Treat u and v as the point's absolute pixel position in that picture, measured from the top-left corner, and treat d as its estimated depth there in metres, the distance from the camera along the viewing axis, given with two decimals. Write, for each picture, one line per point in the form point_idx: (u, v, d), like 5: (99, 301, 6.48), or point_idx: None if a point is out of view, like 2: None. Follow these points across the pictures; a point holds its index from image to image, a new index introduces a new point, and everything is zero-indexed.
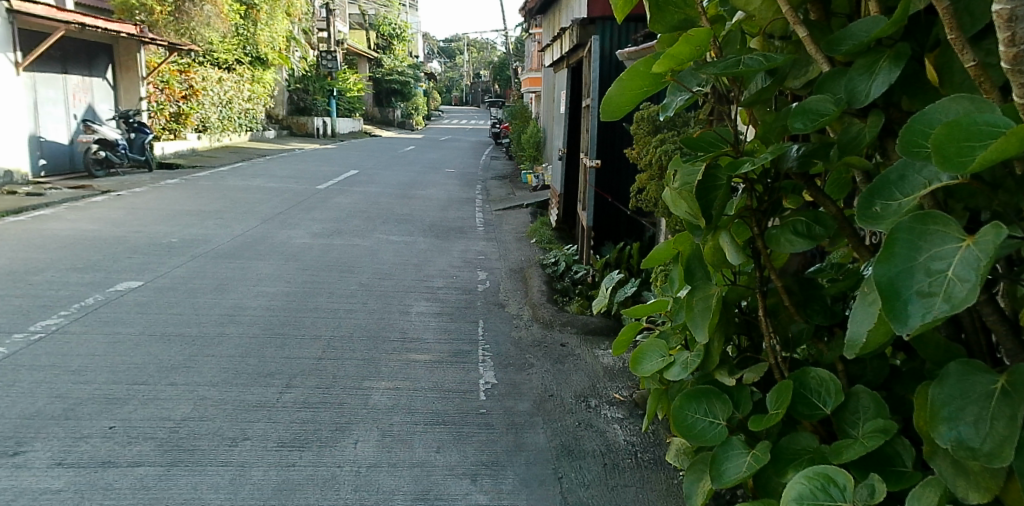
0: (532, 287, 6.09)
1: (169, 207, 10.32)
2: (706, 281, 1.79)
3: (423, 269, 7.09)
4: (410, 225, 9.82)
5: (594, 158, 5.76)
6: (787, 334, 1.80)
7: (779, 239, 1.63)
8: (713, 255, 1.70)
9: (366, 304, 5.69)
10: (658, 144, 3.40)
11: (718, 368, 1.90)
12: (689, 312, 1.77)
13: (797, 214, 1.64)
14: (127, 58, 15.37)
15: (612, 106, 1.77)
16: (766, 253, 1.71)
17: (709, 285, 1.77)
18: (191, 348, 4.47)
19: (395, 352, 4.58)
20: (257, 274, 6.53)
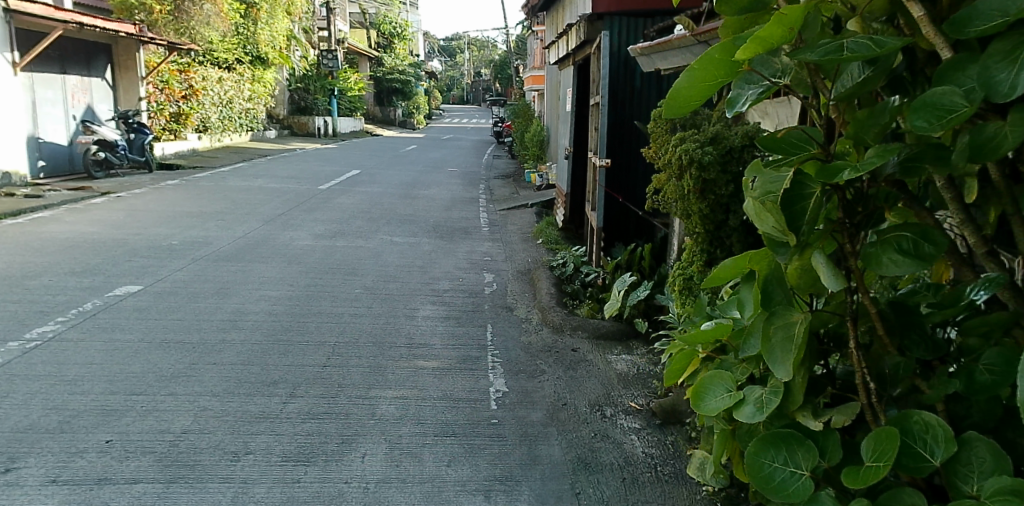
0: (541, 290, 5.95)
1: (169, 209, 10.19)
2: (786, 307, 1.55)
3: (428, 271, 6.95)
4: (414, 226, 9.68)
5: (603, 157, 5.60)
6: (881, 370, 1.52)
7: (878, 258, 1.36)
8: (798, 276, 1.57)
9: (370, 308, 5.55)
10: (677, 143, 3.25)
11: (800, 410, 1.62)
12: (766, 343, 1.53)
13: (899, 229, 1.37)
14: (126, 58, 15.24)
15: (675, 100, 1.51)
16: (858, 274, 1.46)
17: (790, 311, 1.53)
18: (191, 355, 4.34)
19: (401, 359, 4.44)
20: (259, 277, 6.40)
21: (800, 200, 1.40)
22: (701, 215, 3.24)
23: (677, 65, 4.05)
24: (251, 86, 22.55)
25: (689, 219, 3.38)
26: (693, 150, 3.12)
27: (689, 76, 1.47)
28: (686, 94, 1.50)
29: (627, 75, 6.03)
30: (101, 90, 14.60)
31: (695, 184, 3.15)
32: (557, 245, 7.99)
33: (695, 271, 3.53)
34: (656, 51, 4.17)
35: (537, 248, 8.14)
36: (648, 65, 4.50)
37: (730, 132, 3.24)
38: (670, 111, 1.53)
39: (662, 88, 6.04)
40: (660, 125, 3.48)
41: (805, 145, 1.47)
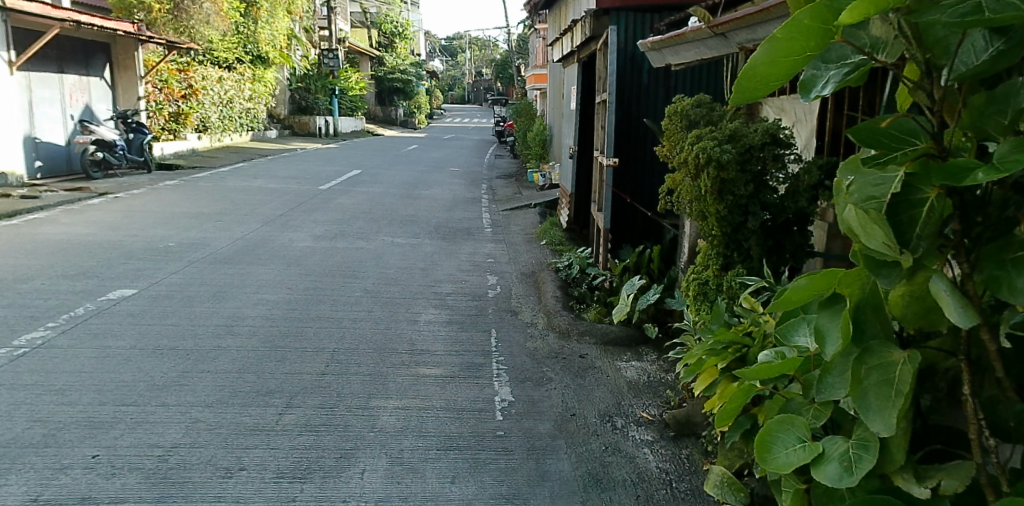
0: (546, 294, 5.78)
1: (167, 210, 10.04)
2: (881, 343, 1.39)
3: (430, 274, 6.79)
4: (416, 227, 9.52)
5: (611, 156, 5.41)
6: (999, 416, 1.34)
7: (1004, 287, 1.20)
8: (902, 305, 1.35)
9: (371, 313, 5.39)
10: (692, 141, 3.07)
11: (900, 474, 1.45)
12: (856, 389, 1.37)
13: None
14: (125, 57, 15.08)
15: (748, 77, 1.31)
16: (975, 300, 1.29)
17: (888, 349, 1.37)
18: (185, 363, 4.17)
19: (403, 366, 4.28)
20: (257, 280, 6.24)
21: (906, 209, 1.29)
22: (719, 217, 3.06)
23: (691, 59, 3.87)
24: (251, 86, 22.40)
25: (705, 221, 3.20)
26: (710, 148, 2.93)
27: (768, 49, 1.26)
28: (759, 72, 1.30)
29: (634, 72, 5.86)
30: (99, 89, 14.45)
31: (713, 184, 2.97)
32: (562, 246, 7.83)
33: (711, 276, 3.36)
34: (669, 45, 3.99)
35: (541, 249, 7.97)
36: (658, 60, 4.32)
37: (749, 129, 3.06)
38: (740, 92, 1.32)
39: (670, 85, 5.87)
40: (675, 121, 3.30)
41: (910, 137, 1.31)
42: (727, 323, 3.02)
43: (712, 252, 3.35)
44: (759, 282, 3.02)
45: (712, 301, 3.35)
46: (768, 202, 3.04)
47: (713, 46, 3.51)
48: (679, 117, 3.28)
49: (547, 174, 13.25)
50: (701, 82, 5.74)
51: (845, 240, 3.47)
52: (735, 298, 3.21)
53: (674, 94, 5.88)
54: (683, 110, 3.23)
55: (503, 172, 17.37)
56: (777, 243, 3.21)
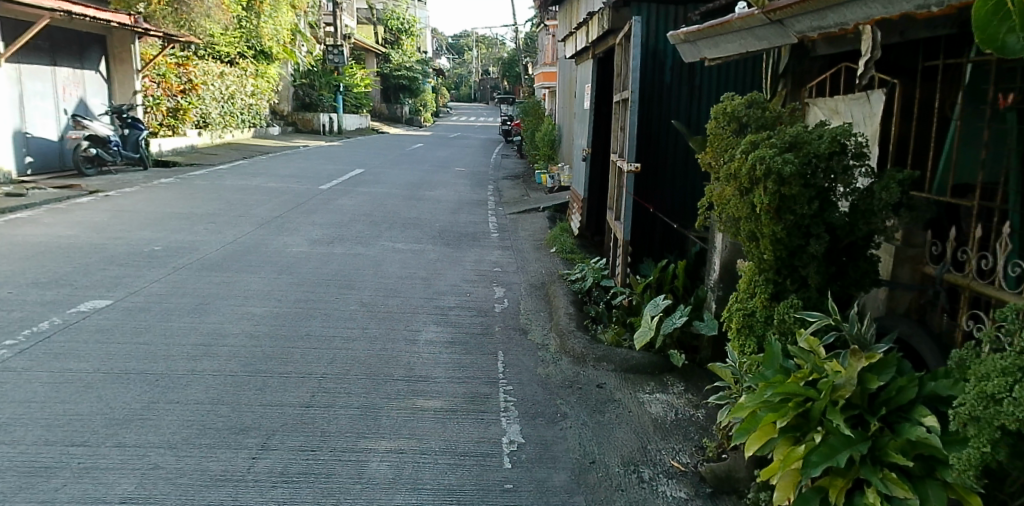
0: (558, 310, 5.30)
1: (158, 210, 9.57)
2: None
3: (432, 284, 6.29)
4: (418, 231, 9.03)
5: (633, 161, 4.90)
6: None
7: None
8: None
9: (367, 330, 4.90)
10: (746, 149, 2.58)
11: None
12: None
13: None
14: (121, 51, 14.62)
15: None
16: None
17: None
18: (152, 391, 3.70)
19: (398, 396, 3.79)
20: (245, 290, 5.77)
21: None
22: (774, 239, 2.58)
23: (734, 52, 3.35)
24: (254, 81, 21.98)
25: (755, 244, 2.72)
26: (769, 158, 2.43)
27: None
28: None
29: (655, 69, 5.39)
30: (94, 83, 14.00)
31: (772, 201, 2.46)
32: (574, 255, 7.33)
33: (758, 306, 2.89)
34: (708, 36, 3.48)
35: (551, 257, 7.46)
36: (692, 54, 3.81)
37: (812, 135, 2.56)
38: None
39: (695, 84, 5.38)
40: (722, 124, 2.81)
41: None
42: (784, 369, 2.56)
43: (760, 278, 2.87)
44: (822, 320, 2.54)
45: (761, 336, 2.88)
46: (834, 222, 2.55)
47: (763, 36, 3.00)
48: (727, 119, 2.79)
49: (555, 175, 12.74)
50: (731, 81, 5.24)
51: (912, 265, 3.01)
52: (790, 335, 2.74)
53: (699, 93, 5.38)
54: (735, 111, 2.76)
55: (510, 172, 16.88)
56: (836, 270, 2.76)
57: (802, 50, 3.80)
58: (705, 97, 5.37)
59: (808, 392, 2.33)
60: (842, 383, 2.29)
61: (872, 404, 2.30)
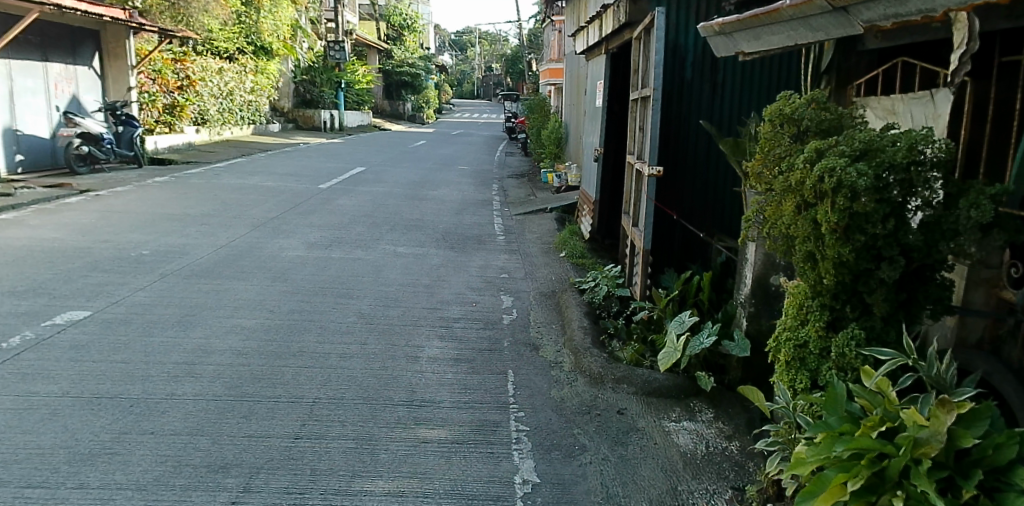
0: (571, 322, 4.94)
1: (150, 210, 9.21)
2: None
3: (436, 293, 5.91)
4: (421, 233, 8.66)
5: (655, 165, 4.52)
6: None
7: None
8: None
9: (366, 347, 4.52)
10: (807, 157, 2.25)
11: None
12: None
13: None
14: (116, 46, 14.26)
15: None
16: None
17: None
18: (124, 419, 3.33)
19: (399, 426, 3.41)
20: (235, 300, 5.40)
21: None
22: (838, 262, 2.22)
23: (780, 45, 2.99)
24: (254, 77, 21.62)
25: (813, 265, 2.38)
26: (840, 168, 2.09)
27: None
28: None
29: (675, 65, 5.11)
30: (88, 79, 13.63)
31: (841, 219, 2.11)
32: (585, 260, 6.96)
33: (812, 334, 2.54)
34: (750, 27, 3.10)
35: (560, 263, 7.09)
36: (727, 47, 3.43)
37: (884, 140, 2.21)
38: None
39: (717, 80, 4.98)
40: (778, 127, 2.53)
41: None
42: (850, 416, 2.20)
43: (812, 303, 2.54)
44: (896, 359, 2.18)
45: (814, 370, 2.54)
46: (911, 243, 2.18)
47: (820, 26, 2.64)
48: (784, 120, 2.49)
49: (562, 174, 12.34)
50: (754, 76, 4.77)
51: (989, 288, 2.60)
52: (850, 372, 2.42)
53: (721, 90, 4.95)
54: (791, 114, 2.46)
55: (515, 171, 16.50)
56: (906, 298, 2.38)
57: (850, 44, 3.43)
58: (728, 91, 4.91)
59: (885, 448, 1.97)
60: (925, 438, 1.93)
61: (960, 464, 1.94)
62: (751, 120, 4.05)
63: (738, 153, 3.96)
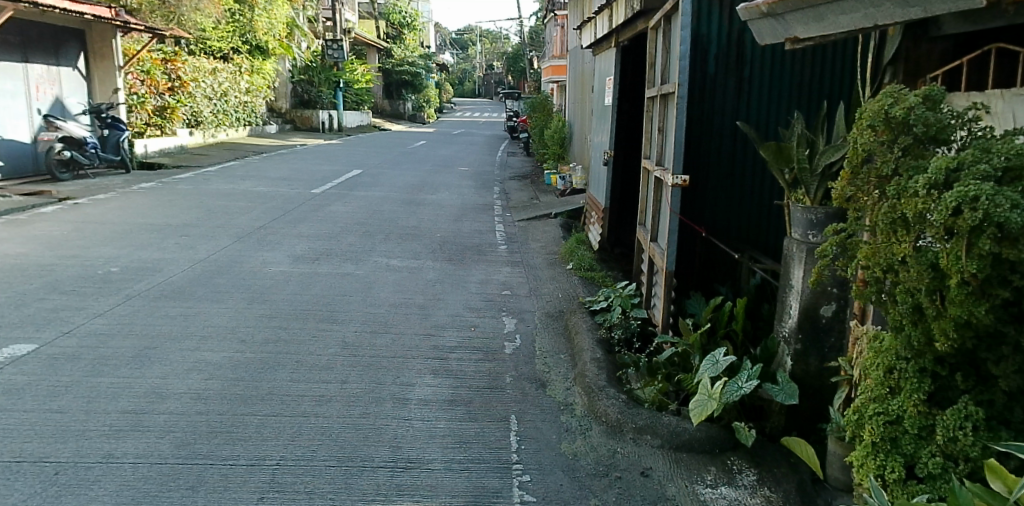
0: (582, 354, 4.33)
1: (129, 220, 8.63)
2: None
3: (430, 316, 5.29)
4: (417, 243, 8.06)
5: (680, 173, 3.86)
6: None
7: None
8: None
9: (346, 387, 3.89)
10: (924, 180, 1.70)
11: None
12: None
13: None
14: (102, 46, 13.67)
15: None
16: None
17: None
18: (42, 496, 2.73)
19: (378, 497, 2.82)
20: (204, 327, 4.81)
21: None
22: (963, 321, 1.66)
23: (849, 27, 2.44)
24: (249, 78, 21.03)
25: (920, 321, 1.82)
26: (986, 197, 1.55)
27: None
28: None
29: (698, 58, 4.58)
30: (73, 81, 13.06)
31: (982, 268, 1.57)
32: (595, 274, 6.39)
33: (910, 410, 1.96)
34: (811, 5, 2.51)
35: (568, 276, 6.50)
36: (774, 32, 2.85)
37: None
38: None
39: (743, 75, 4.55)
40: (879, 138, 2.02)
41: None
42: None
43: (907, 366, 1.97)
44: None
45: (911, 455, 1.97)
46: None
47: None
48: (886, 129, 2.02)
49: (567, 176, 11.75)
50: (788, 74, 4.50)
51: None
52: (962, 463, 1.86)
53: (748, 86, 4.56)
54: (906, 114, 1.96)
55: (517, 172, 15.91)
56: None
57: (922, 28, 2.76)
58: (754, 89, 4.55)
59: None
60: None
61: None
62: (795, 121, 3.42)
63: (782, 161, 3.35)
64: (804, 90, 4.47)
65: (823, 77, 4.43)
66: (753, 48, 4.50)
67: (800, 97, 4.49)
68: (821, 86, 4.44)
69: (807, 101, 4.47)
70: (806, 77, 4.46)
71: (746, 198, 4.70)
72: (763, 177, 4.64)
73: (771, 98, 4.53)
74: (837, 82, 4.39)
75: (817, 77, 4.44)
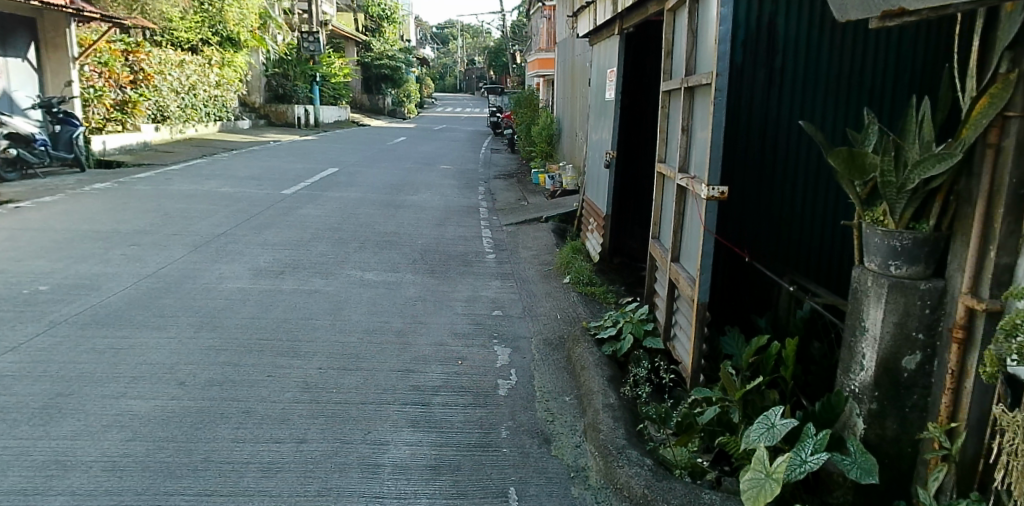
0: (592, 399, 3.61)
1: (74, 227, 7.77)
2: None
3: (409, 346, 4.52)
4: (395, 252, 7.31)
5: (716, 182, 3.11)
6: None
7: None
8: None
9: (302, 451, 3.11)
10: None
11: None
12: None
13: None
14: (54, 35, 12.67)
15: None
16: None
17: None
18: None
19: None
20: (137, 364, 4.01)
21: None
22: None
23: None
24: (220, 70, 20.01)
25: None
26: None
27: None
28: None
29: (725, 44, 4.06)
30: (22, 73, 12.04)
31: None
32: (596, 289, 5.68)
33: None
34: None
35: (565, 293, 5.78)
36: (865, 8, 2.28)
37: None
38: None
39: (773, 66, 4.06)
40: None
41: None
42: None
43: None
44: None
45: None
46: None
47: None
48: None
49: (557, 175, 11.03)
50: (827, 62, 3.97)
51: None
52: None
53: (779, 78, 4.06)
54: None
55: (502, 170, 15.19)
56: None
57: None
58: (787, 82, 4.06)
59: None
60: None
61: None
62: (871, 120, 2.73)
63: (855, 172, 2.67)
64: (842, 83, 3.94)
65: (867, 63, 3.87)
66: (785, 34, 4.00)
67: (838, 89, 3.97)
68: (865, 77, 3.90)
69: (842, 95, 3.96)
70: (847, 66, 3.93)
71: (777, 207, 4.22)
72: (796, 186, 4.15)
73: (807, 93, 4.04)
74: (882, 74, 3.84)
75: (859, 67, 3.90)
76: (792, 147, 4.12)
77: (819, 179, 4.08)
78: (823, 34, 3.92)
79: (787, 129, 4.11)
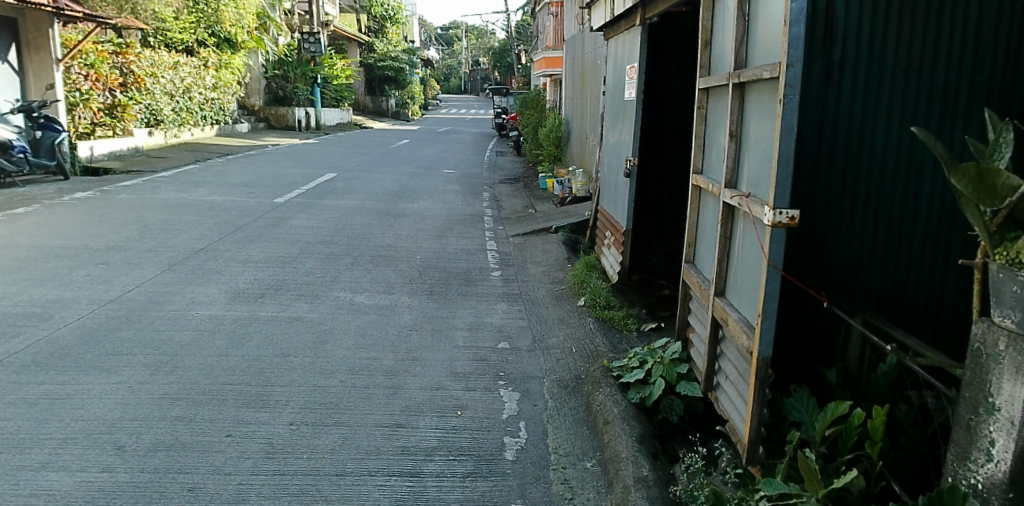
0: (622, 470, 2.94)
1: (42, 242, 7.14)
2: None
3: (400, 391, 3.84)
4: (390, 269, 6.63)
5: (784, 205, 2.42)
6: None
7: None
8: None
9: None
10: None
11: None
12: None
13: None
14: (36, 36, 12.05)
15: None
16: None
17: None
18: None
19: None
20: (70, 420, 3.35)
21: None
22: None
23: None
24: (216, 73, 19.43)
25: None
26: None
27: None
28: None
29: None
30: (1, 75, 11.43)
31: None
32: (616, 314, 5.00)
33: None
34: None
35: (580, 318, 5.10)
36: None
37: None
38: None
39: (831, 58, 3.43)
40: None
41: None
42: None
43: None
44: None
45: None
46: None
47: None
48: None
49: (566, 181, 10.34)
50: (893, 55, 3.42)
51: None
52: None
53: (839, 73, 3.44)
54: None
55: (508, 174, 14.51)
56: None
57: None
58: (848, 77, 3.44)
59: None
60: None
61: None
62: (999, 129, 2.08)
63: (981, 198, 2.01)
64: (910, 78, 3.46)
65: (939, 58, 3.43)
66: (847, 20, 3.37)
67: (905, 86, 3.47)
68: (937, 72, 3.45)
69: (909, 93, 3.48)
70: (916, 60, 3.44)
71: (833, 226, 3.63)
72: (854, 200, 3.61)
73: (869, 92, 3.46)
74: (956, 70, 3.44)
75: (930, 61, 3.43)
76: (850, 156, 3.54)
77: (880, 191, 3.60)
78: (893, 21, 3.36)
79: (844, 134, 3.52)
